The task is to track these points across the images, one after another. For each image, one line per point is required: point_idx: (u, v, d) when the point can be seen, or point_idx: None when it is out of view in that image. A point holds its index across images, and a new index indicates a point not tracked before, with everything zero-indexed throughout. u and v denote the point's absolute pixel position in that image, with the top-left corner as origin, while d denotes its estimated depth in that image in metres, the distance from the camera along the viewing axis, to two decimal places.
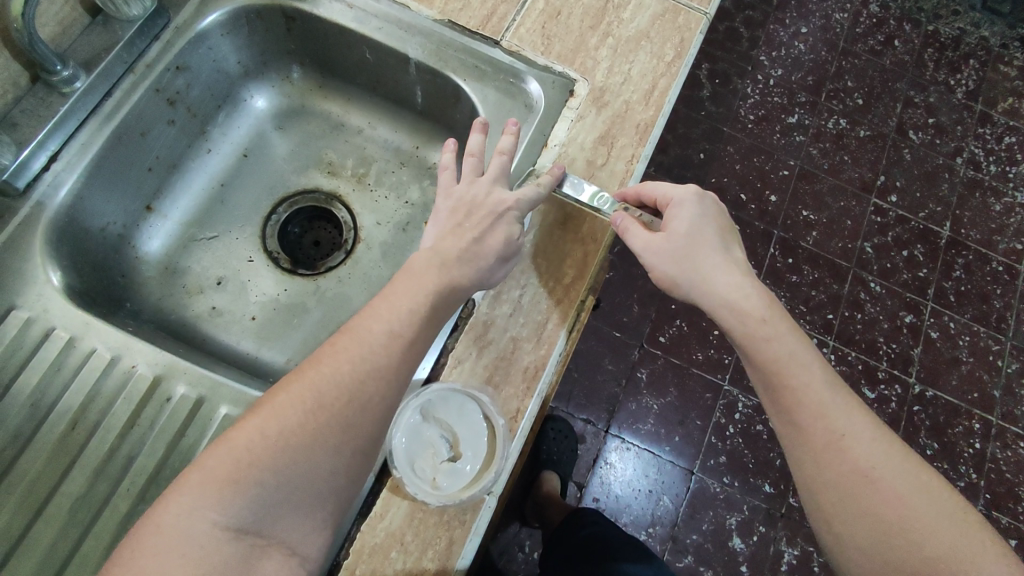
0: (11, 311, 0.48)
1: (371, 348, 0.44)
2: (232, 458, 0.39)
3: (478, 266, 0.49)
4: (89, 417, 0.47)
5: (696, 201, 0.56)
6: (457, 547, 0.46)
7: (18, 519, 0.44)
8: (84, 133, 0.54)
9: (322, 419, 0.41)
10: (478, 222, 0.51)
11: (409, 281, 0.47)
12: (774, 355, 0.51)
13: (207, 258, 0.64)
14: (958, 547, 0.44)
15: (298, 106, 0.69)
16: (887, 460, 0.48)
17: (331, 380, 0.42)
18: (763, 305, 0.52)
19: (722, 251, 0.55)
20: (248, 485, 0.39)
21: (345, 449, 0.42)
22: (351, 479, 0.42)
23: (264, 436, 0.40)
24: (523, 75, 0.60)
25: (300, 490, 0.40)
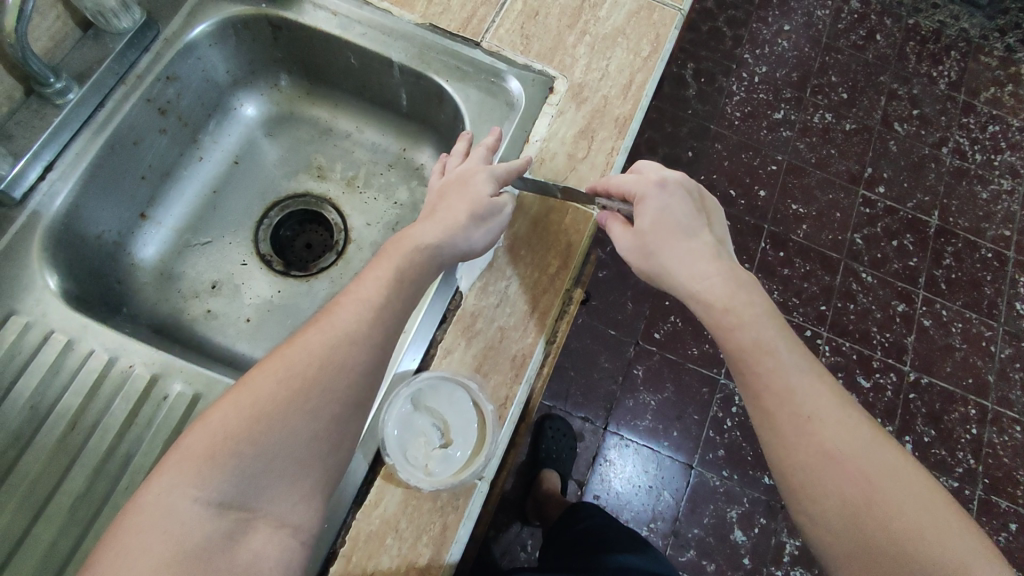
0: (11, 316, 0.50)
1: (345, 321, 0.46)
2: (208, 433, 0.40)
3: (449, 227, 0.51)
4: (88, 416, 0.48)
5: (656, 192, 0.54)
6: (452, 532, 0.47)
7: (19, 519, 0.45)
8: (78, 143, 0.56)
9: (294, 385, 0.42)
10: (450, 196, 0.53)
11: (384, 253, 0.50)
12: (743, 343, 0.51)
13: (201, 262, 0.65)
14: (924, 525, 0.44)
15: (287, 113, 0.71)
16: (853, 441, 0.47)
17: (303, 351, 0.44)
18: (723, 289, 0.52)
19: (689, 239, 0.54)
20: (226, 458, 0.39)
21: (321, 412, 0.43)
22: (333, 446, 0.43)
23: (239, 409, 0.41)
24: (504, 74, 0.62)
25: (280, 458, 0.41)
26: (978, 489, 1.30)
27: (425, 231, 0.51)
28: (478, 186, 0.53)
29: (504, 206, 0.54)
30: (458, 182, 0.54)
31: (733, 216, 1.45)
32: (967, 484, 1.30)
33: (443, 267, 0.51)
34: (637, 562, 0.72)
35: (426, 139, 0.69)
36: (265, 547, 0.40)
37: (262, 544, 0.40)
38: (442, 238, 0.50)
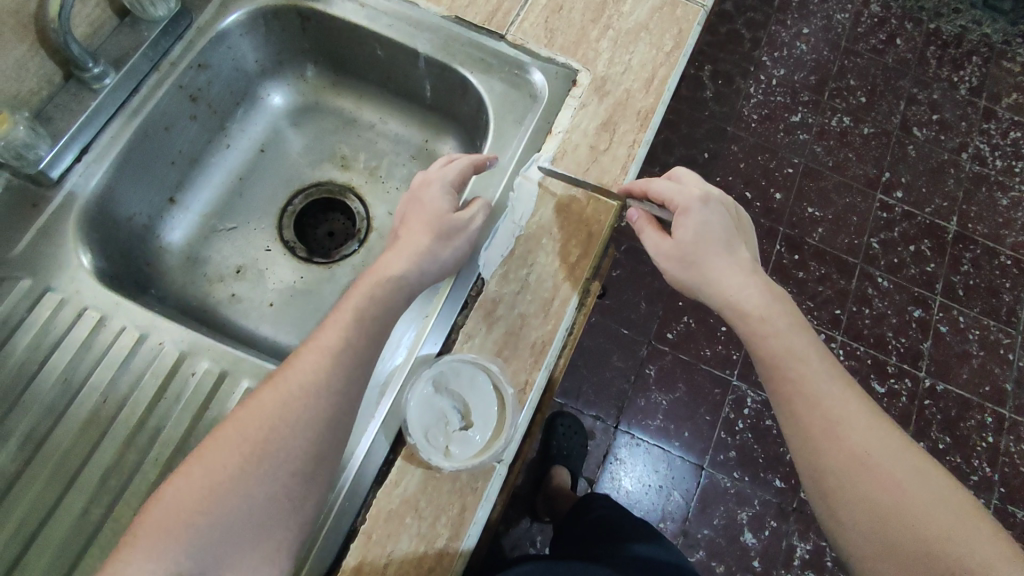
0: (47, 292, 0.51)
1: (299, 375, 0.46)
2: (166, 507, 0.41)
3: (415, 255, 0.51)
4: (117, 391, 0.49)
5: (699, 206, 0.57)
6: (470, 513, 0.47)
7: (51, 489, 0.46)
8: (111, 129, 0.57)
9: (249, 449, 0.43)
10: (412, 222, 0.54)
11: (348, 293, 0.50)
12: (775, 352, 0.53)
13: (226, 247, 0.67)
14: (951, 529, 0.44)
15: (312, 103, 0.72)
16: (881, 445, 0.48)
17: (256, 412, 0.44)
18: (761, 300, 0.55)
19: (727, 254, 0.56)
20: (183, 530, 0.41)
21: (278, 474, 0.43)
22: (296, 504, 0.44)
23: (195, 480, 0.42)
24: (528, 66, 0.62)
25: (238, 523, 0.42)
26: (993, 497, 1.28)
27: (390, 262, 0.51)
28: (440, 208, 0.54)
29: (472, 220, 0.54)
30: (417, 204, 0.55)
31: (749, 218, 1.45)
32: (982, 492, 1.29)
33: (411, 298, 0.52)
34: (649, 553, 0.73)
35: (449, 131, 0.70)
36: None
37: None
38: (408, 269, 0.51)
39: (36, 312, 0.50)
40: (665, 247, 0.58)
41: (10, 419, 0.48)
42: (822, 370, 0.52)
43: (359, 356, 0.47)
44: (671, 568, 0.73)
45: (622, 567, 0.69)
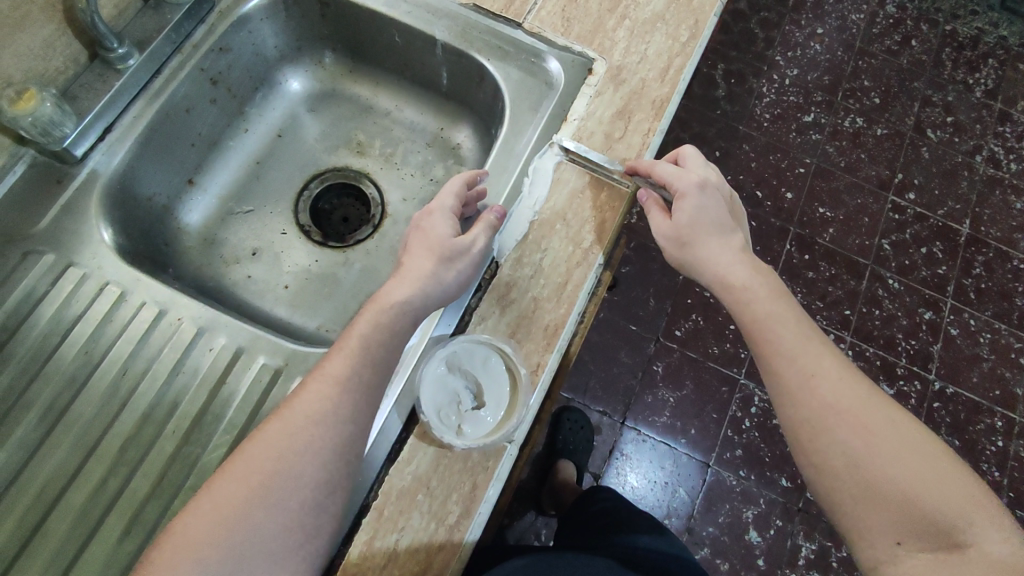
0: (70, 267, 0.52)
1: (304, 406, 0.44)
2: (174, 544, 0.39)
3: (419, 281, 0.51)
4: (137, 365, 0.50)
5: (697, 192, 0.57)
6: (481, 491, 0.48)
7: (72, 458, 0.47)
8: (133, 111, 0.58)
9: (255, 483, 0.42)
10: (415, 248, 0.54)
11: (352, 322, 0.50)
12: (756, 315, 0.54)
13: (243, 230, 0.67)
14: (921, 471, 0.44)
15: (329, 89, 0.73)
16: (853, 393, 0.48)
17: (263, 443, 0.43)
18: (744, 272, 0.56)
19: (722, 239, 0.57)
20: (190, 568, 0.38)
21: (288, 505, 0.42)
22: (306, 535, 0.42)
23: (204, 515, 0.40)
24: (544, 54, 0.63)
25: (247, 559, 0.40)
26: (1002, 502, 1.28)
27: (392, 290, 0.51)
28: (443, 235, 0.53)
29: (472, 243, 0.53)
30: (419, 234, 0.55)
31: (759, 217, 1.44)
32: (991, 497, 1.28)
33: (416, 324, 0.51)
34: (653, 544, 0.73)
35: (464, 118, 0.71)
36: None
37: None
38: (412, 294, 0.50)
39: (59, 285, 0.52)
40: (663, 229, 0.59)
41: (33, 389, 0.49)
42: (809, 338, 0.52)
43: (374, 336, 0.48)
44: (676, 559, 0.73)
45: (627, 558, 0.69)
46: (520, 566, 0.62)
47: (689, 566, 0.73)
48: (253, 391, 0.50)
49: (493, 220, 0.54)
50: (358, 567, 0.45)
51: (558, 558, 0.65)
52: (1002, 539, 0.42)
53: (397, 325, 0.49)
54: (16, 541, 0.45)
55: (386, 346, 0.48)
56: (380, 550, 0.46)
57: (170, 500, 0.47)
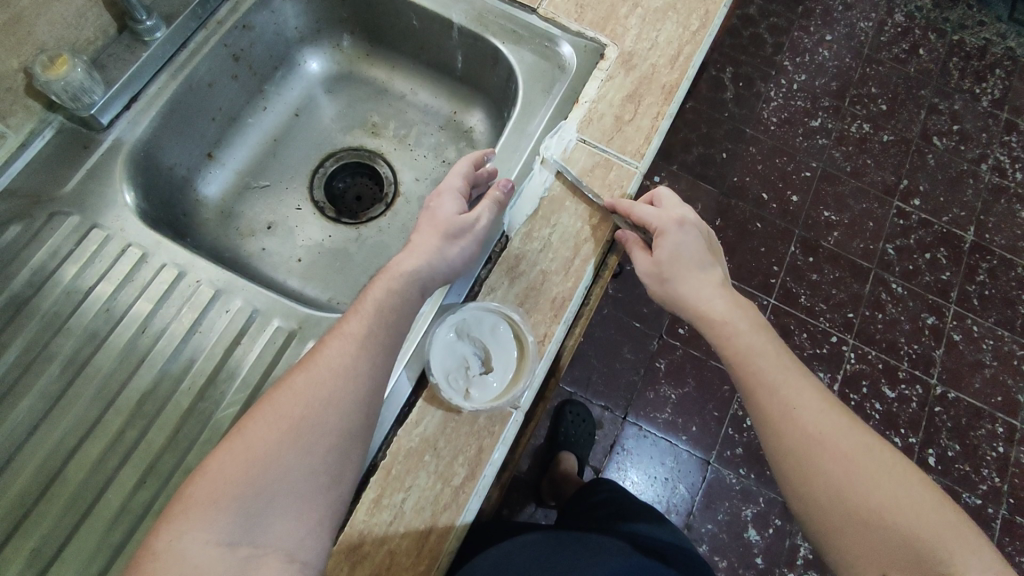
0: (94, 228, 0.54)
1: (327, 359, 0.46)
2: (212, 479, 0.40)
3: (427, 251, 0.53)
4: (156, 323, 0.52)
5: (676, 229, 0.59)
6: (486, 454, 0.49)
7: (91, 410, 0.49)
8: (157, 83, 0.60)
9: (286, 426, 0.43)
10: (423, 225, 0.56)
11: (365, 289, 0.51)
12: (736, 348, 0.56)
13: (259, 205, 0.69)
14: (899, 498, 0.46)
15: (347, 71, 0.75)
16: (832, 424, 0.50)
17: (289, 392, 0.44)
18: (723, 307, 0.58)
19: (701, 273, 0.59)
20: (228, 502, 0.40)
21: (315, 448, 0.43)
22: (334, 478, 0.43)
23: (237, 455, 0.41)
24: (557, 39, 0.65)
25: (281, 495, 0.41)
26: (1002, 508, 1.27)
27: (401, 261, 0.53)
28: (448, 212, 0.56)
29: (476, 221, 0.54)
30: (429, 212, 0.57)
31: (765, 218, 1.45)
32: (991, 502, 1.28)
33: (427, 293, 0.53)
34: (653, 533, 0.74)
35: (476, 103, 0.73)
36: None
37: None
38: (421, 264, 0.52)
39: (84, 246, 0.53)
40: (645, 266, 0.60)
41: (55, 343, 0.50)
42: None
43: (388, 300, 0.50)
44: (677, 548, 0.73)
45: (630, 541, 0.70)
46: (527, 542, 0.62)
47: (689, 554, 0.74)
48: (267, 352, 0.52)
49: (499, 196, 0.55)
50: (365, 522, 0.47)
51: (564, 535, 0.66)
52: (983, 565, 0.42)
53: (408, 291, 0.51)
54: (34, 488, 0.46)
55: (399, 310, 0.50)
56: (386, 508, 0.47)
57: (184, 453, 0.48)
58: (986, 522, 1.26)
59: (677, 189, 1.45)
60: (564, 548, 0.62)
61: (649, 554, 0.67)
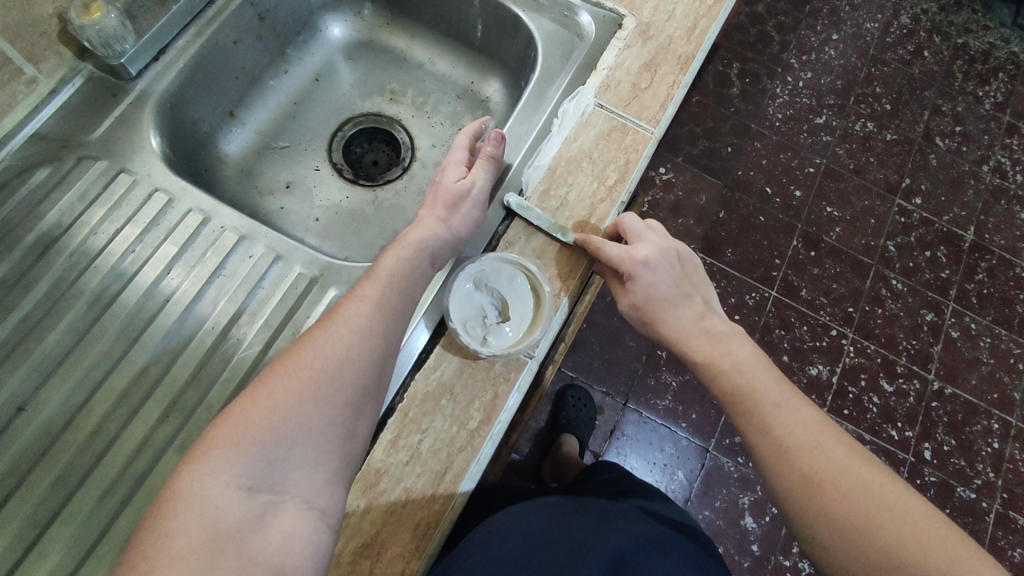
0: (121, 173, 0.55)
1: (346, 318, 0.46)
2: (234, 425, 0.41)
3: (436, 220, 0.54)
4: (180, 266, 0.53)
5: (647, 267, 0.56)
6: (502, 401, 0.50)
7: (117, 347, 0.50)
8: (184, 38, 0.61)
9: (306, 376, 0.43)
10: (430, 197, 0.58)
11: (377, 258, 0.52)
12: (726, 389, 0.56)
13: (278, 165, 0.70)
14: (902, 534, 0.45)
15: (367, 39, 0.76)
16: (828, 461, 0.49)
17: (309, 347, 0.45)
18: (704, 345, 0.57)
19: (681, 305, 0.57)
20: (249, 446, 0.40)
21: (334, 400, 0.43)
22: (349, 432, 0.43)
23: (258, 404, 0.42)
24: (577, 8, 0.66)
25: (301, 444, 0.41)
26: (996, 503, 1.29)
27: (412, 231, 0.54)
28: (449, 181, 0.57)
29: (472, 184, 0.56)
30: (436, 184, 0.59)
31: (768, 212, 1.47)
32: (985, 497, 1.29)
33: (436, 263, 0.54)
34: (674, 514, 0.72)
35: (494, 72, 0.74)
36: (298, 529, 0.39)
37: (292, 526, 0.39)
38: (434, 231, 0.54)
39: (111, 190, 0.54)
40: (627, 301, 0.58)
41: (81, 282, 0.52)
42: None
43: (399, 267, 0.51)
44: (684, 526, 0.71)
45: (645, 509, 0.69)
46: (546, 504, 0.61)
47: (695, 530, 0.72)
48: (289, 297, 0.53)
49: (492, 152, 0.57)
50: (383, 461, 0.48)
51: (585, 500, 0.64)
52: None
53: (418, 260, 0.52)
54: (59, 420, 0.48)
55: (411, 274, 0.51)
56: (403, 448, 0.48)
57: (206, 390, 0.50)
58: (980, 516, 1.28)
59: (682, 181, 1.47)
60: (578, 514, 0.60)
61: (668, 525, 0.65)
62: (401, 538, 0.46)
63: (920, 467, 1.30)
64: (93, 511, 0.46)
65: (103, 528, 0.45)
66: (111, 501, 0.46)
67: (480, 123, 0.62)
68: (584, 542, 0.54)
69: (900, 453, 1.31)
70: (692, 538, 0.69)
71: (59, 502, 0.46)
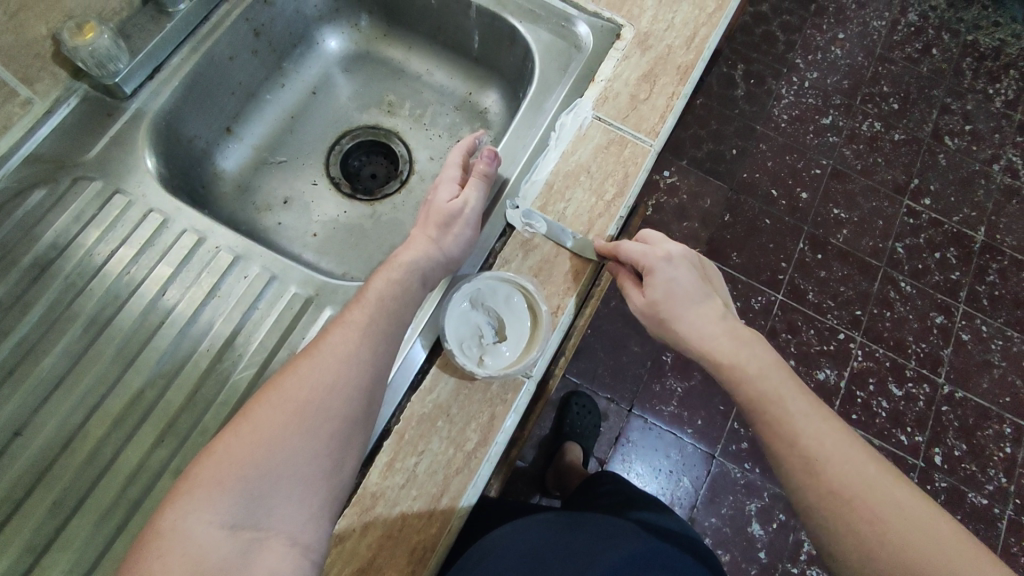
0: (116, 194, 0.55)
1: (332, 346, 0.46)
2: (216, 461, 0.40)
3: (427, 242, 0.54)
4: (175, 288, 0.53)
5: (665, 264, 0.55)
6: (499, 422, 0.50)
7: (112, 370, 0.50)
8: (178, 56, 0.60)
9: (290, 410, 0.43)
10: (422, 217, 0.58)
11: (366, 281, 0.52)
12: (751, 395, 0.52)
13: (275, 180, 0.70)
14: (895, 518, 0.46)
15: (364, 51, 0.75)
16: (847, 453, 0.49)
17: (293, 379, 0.44)
18: (730, 345, 0.54)
19: (699, 308, 0.55)
20: (232, 483, 0.40)
21: (318, 432, 0.43)
22: (335, 463, 0.43)
23: (240, 439, 0.41)
24: (574, 19, 0.65)
25: (285, 478, 0.41)
26: (1008, 509, 1.27)
27: (404, 252, 0.54)
28: (442, 201, 0.57)
29: (465, 204, 0.56)
30: (428, 203, 0.58)
31: (774, 215, 1.45)
32: (996, 503, 1.27)
33: (429, 283, 0.53)
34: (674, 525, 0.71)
35: (492, 83, 0.73)
36: (281, 566, 0.39)
37: (277, 562, 0.39)
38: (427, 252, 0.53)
39: (106, 211, 0.54)
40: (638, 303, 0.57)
41: (77, 304, 0.52)
42: None
43: (388, 290, 0.50)
44: (684, 539, 0.70)
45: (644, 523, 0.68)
46: (542, 520, 0.60)
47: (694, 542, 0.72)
48: (284, 317, 0.53)
49: (484, 169, 0.57)
50: (378, 485, 0.47)
51: (581, 515, 0.63)
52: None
53: (409, 280, 0.52)
54: (54, 445, 0.48)
55: (402, 298, 0.50)
56: (399, 471, 0.48)
57: (201, 414, 0.50)
58: (992, 522, 1.26)
59: (686, 184, 1.45)
60: (576, 531, 0.59)
61: (667, 540, 0.65)
62: (396, 563, 0.46)
63: (930, 472, 1.29)
64: (90, 537, 0.46)
65: (99, 553, 0.45)
66: (108, 525, 0.46)
67: (471, 140, 0.62)
68: (582, 561, 0.54)
69: (910, 458, 1.29)
70: (693, 552, 0.68)
71: (55, 527, 0.46)
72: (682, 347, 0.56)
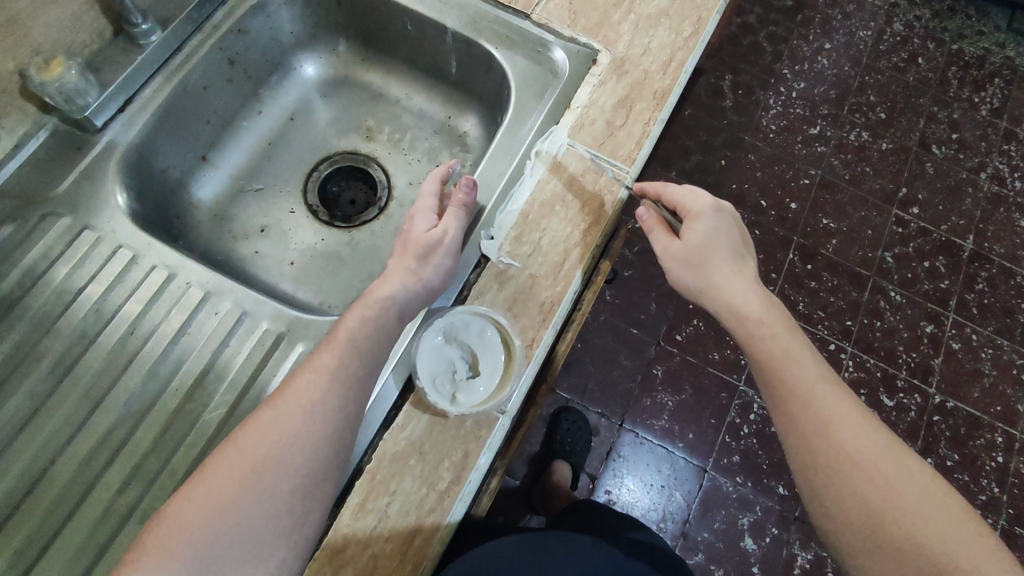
0: (85, 229, 0.54)
1: (296, 394, 0.45)
2: (170, 524, 0.40)
3: (401, 274, 0.53)
4: (145, 325, 0.52)
5: (710, 214, 0.57)
6: (473, 459, 0.49)
7: (79, 410, 0.49)
8: (151, 86, 0.60)
9: (248, 467, 0.42)
10: (398, 247, 0.56)
11: (339, 318, 0.51)
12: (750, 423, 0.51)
13: (253, 208, 0.69)
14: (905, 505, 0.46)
15: (342, 75, 0.75)
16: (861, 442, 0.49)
17: (254, 433, 0.44)
18: None
19: (735, 264, 0.56)
20: (185, 547, 0.40)
21: (277, 490, 0.42)
22: (295, 520, 0.42)
23: (195, 501, 0.41)
24: (550, 44, 0.64)
25: (240, 540, 0.41)
26: (1001, 519, 1.26)
27: (378, 286, 0.53)
28: (419, 230, 0.56)
29: (444, 233, 0.55)
30: (405, 232, 0.57)
31: (763, 226, 1.45)
32: (989, 513, 1.27)
33: (402, 317, 0.52)
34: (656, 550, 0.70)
35: (471, 107, 0.73)
36: None
37: None
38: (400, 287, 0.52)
39: (75, 246, 0.54)
40: (671, 245, 0.58)
41: (44, 343, 0.51)
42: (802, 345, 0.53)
43: (360, 329, 0.49)
44: (665, 559, 0.69)
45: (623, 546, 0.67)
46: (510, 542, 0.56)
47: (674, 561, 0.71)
48: (255, 354, 0.52)
49: (463, 199, 0.56)
50: (350, 527, 0.46)
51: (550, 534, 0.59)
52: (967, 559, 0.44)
53: (382, 318, 0.50)
54: (21, 488, 0.47)
55: (374, 336, 0.49)
56: (371, 511, 0.47)
57: (170, 454, 0.49)
58: None
59: None
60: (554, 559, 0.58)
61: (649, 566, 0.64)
62: None
63: None
64: None
65: None
66: (75, 571, 0.45)
67: (448, 166, 0.61)
68: None
69: None
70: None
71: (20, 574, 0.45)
72: (709, 294, 0.56)
